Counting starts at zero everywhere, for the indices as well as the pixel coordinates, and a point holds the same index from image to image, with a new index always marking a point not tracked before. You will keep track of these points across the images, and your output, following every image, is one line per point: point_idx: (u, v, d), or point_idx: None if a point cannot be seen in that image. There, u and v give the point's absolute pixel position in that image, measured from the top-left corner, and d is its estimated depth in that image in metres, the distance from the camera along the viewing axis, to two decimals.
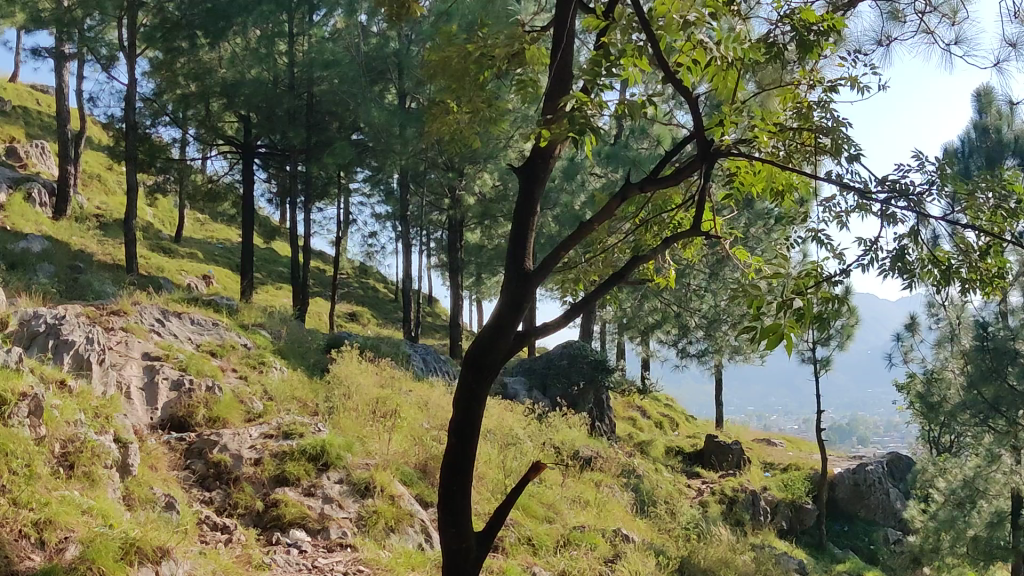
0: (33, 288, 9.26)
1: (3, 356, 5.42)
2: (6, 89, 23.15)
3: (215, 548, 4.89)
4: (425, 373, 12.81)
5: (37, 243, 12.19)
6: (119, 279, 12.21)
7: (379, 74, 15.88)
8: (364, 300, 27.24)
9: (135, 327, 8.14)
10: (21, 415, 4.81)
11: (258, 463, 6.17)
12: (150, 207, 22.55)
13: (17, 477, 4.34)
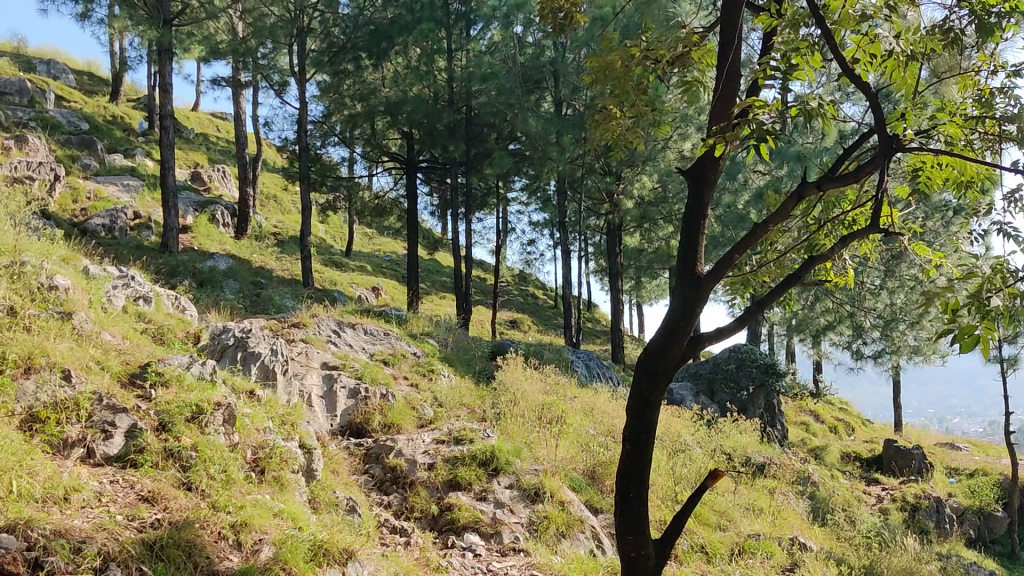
0: (221, 304, 9.86)
1: (198, 369, 5.81)
2: (189, 118, 24.77)
3: (395, 551, 5.08)
4: (590, 379, 12.81)
5: (222, 261, 12.94)
6: (297, 293, 12.81)
7: (536, 84, 16.07)
8: (525, 307, 27.54)
9: (314, 338, 8.57)
10: (216, 423, 5.18)
11: (432, 467, 6.36)
12: (321, 223, 23.57)
13: (216, 481, 4.66)
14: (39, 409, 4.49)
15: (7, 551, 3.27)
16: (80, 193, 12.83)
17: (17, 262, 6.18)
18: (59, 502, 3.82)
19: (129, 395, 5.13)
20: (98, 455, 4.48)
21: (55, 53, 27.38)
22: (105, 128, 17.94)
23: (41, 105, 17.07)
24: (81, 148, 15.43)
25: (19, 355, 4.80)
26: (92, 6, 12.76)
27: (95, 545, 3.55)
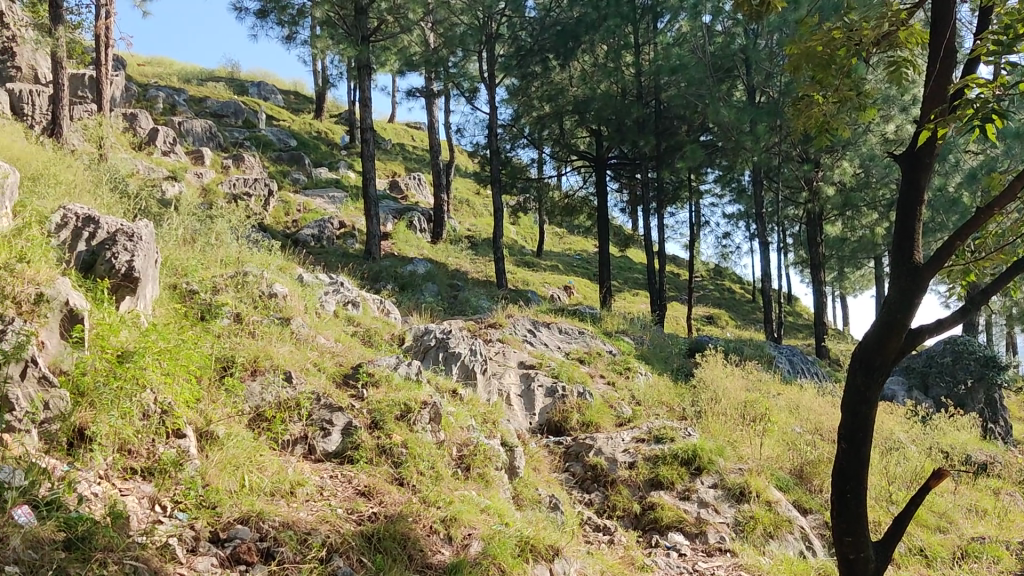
0: (423, 306, 10.22)
1: (405, 369, 6.04)
2: (386, 129, 25.81)
3: (600, 549, 5.09)
4: (794, 375, 12.39)
5: (422, 265, 13.39)
6: (493, 294, 13.08)
7: (727, 73, 15.71)
8: (721, 302, 27.00)
9: (510, 338, 8.74)
10: (423, 421, 5.35)
11: (633, 466, 6.34)
12: (513, 224, 23.99)
13: (426, 477, 4.80)
14: (265, 408, 4.81)
15: (243, 541, 3.53)
16: (290, 206, 13.62)
17: (239, 272, 6.65)
18: (286, 496, 4.07)
19: (345, 395, 5.41)
20: (318, 452, 4.74)
21: (264, 76, 29.23)
22: (311, 143, 18.98)
23: (253, 125, 18.28)
24: (290, 164, 16.39)
25: (246, 358, 5.16)
26: (296, 29, 13.53)
27: (319, 536, 3.75)
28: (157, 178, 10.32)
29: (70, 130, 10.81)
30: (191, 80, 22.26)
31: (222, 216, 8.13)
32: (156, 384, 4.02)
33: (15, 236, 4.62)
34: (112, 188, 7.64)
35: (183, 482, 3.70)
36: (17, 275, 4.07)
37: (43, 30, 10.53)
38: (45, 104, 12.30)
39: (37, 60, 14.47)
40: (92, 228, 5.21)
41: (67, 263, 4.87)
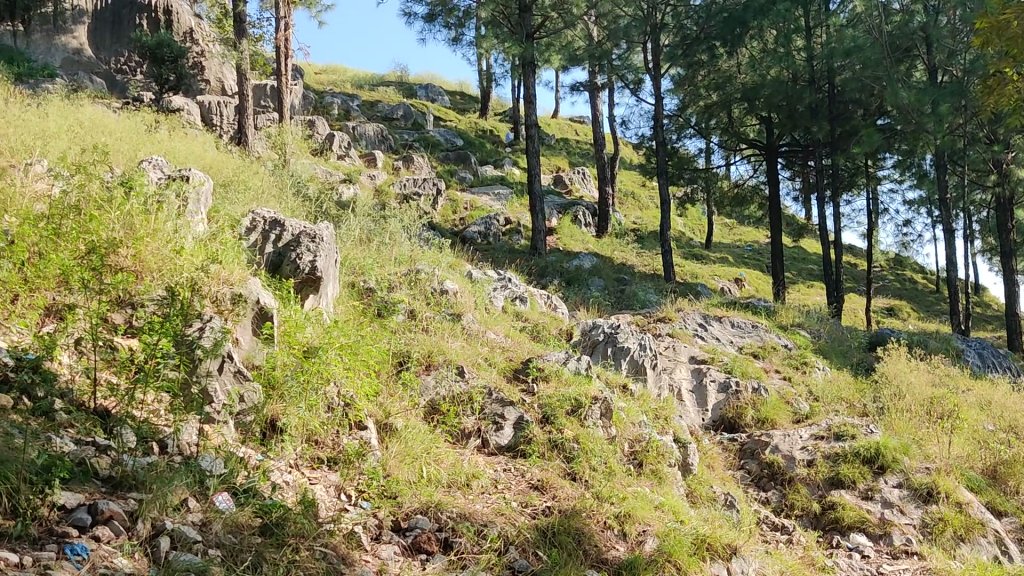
0: (590, 301, 10.24)
1: (575, 364, 6.05)
2: (550, 125, 26.00)
3: (778, 548, 4.96)
4: (984, 369, 11.67)
5: (588, 259, 13.39)
6: (661, 288, 12.93)
7: (906, 52, 14.95)
8: (901, 293, 25.75)
9: (680, 333, 8.63)
10: (594, 416, 5.33)
11: (812, 464, 6.13)
12: (680, 216, 23.67)
13: (599, 473, 4.78)
14: (440, 402, 4.94)
15: (423, 530, 3.63)
16: (458, 204, 13.91)
17: (413, 270, 6.86)
18: (462, 488, 4.17)
19: (516, 389, 5.50)
20: (492, 445, 4.83)
21: (432, 78, 29.94)
22: (477, 142, 19.32)
23: (422, 126, 18.79)
24: (458, 163, 16.75)
25: (421, 354, 5.32)
26: (463, 31, 13.83)
27: (495, 528, 3.81)
28: (335, 181, 10.77)
29: (254, 139, 11.44)
30: (363, 86, 23.08)
31: (396, 215, 8.40)
32: (339, 378, 4.19)
33: (210, 240, 4.95)
34: (295, 192, 8.05)
35: (366, 473, 3.84)
36: (213, 276, 4.36)
37: (229, 44, 11.18)
38: (231, 114, 13.04)
39: (223, 73, 15.36)
40: (278, 230, 5.49)
41: (256, 264, 5.18)
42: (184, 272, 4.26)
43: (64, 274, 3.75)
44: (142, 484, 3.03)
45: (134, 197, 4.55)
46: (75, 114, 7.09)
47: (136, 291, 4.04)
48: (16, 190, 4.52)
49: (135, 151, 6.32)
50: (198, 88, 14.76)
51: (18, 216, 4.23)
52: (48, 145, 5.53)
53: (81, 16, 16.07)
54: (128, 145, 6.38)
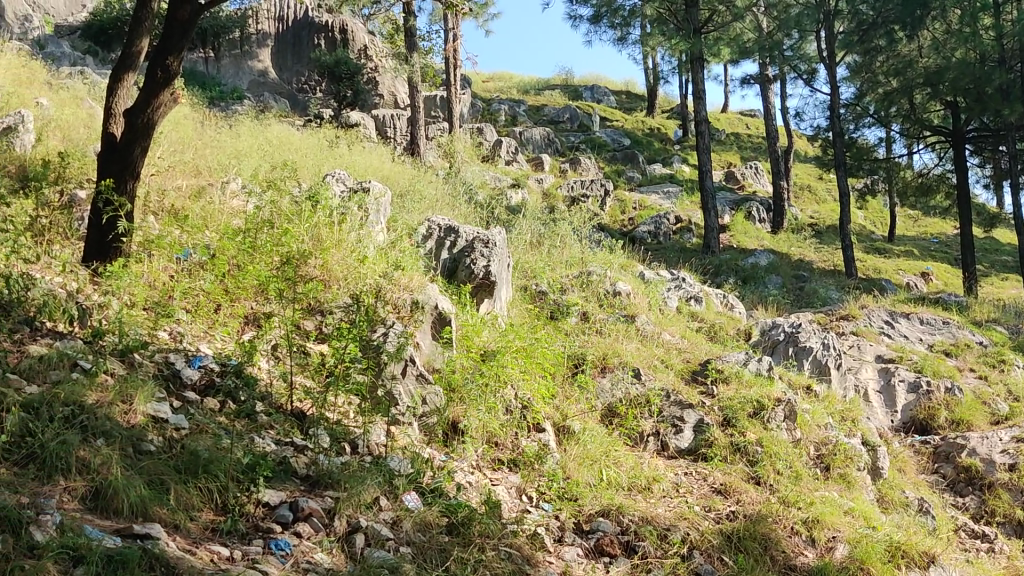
0: (768, 299, 9.98)
1: (756, 365, 5.87)
2: (719, 120, 25.51)
3: (980, 558, 4.69)
4: None
5: (764, 256, 13.02)
6: (843, 285, 12.43)
7: None
8: None
9: (865, 331, 8.29)
10: (778, 419, 5.17)
11: (1015, 469, 5.74)
12: (859, 210, 22.72)
13: (784, 477, 4.64)
14: (617, 405, 4.94)
15: (605, 533, 3.63)
16: (627, 204, 13.84)
17: (585, 272, 6.88)
18: (643, 491, 4.15)
19: (694, 391, 5.44)
20: (671, 448, 4.79)
21: (596, 79, 29.94)
22: (645, 141, 19.17)
23: (589, 128, 18.84)
24: (625, 163, 16.69)
25: (596, 356, 5.35)
26: (629, 30, 13.78)
27: (679, 532, 3.77)
28: (505, 186, 10.94)
29: (426, 148, 11.78)
30: (529, 91, 23.35)
31: (566, 218, 8.45)
32: (517, 380, 4.23)
33: (390, 248, 5.14)
34: (468, 200, 8.24)
35: (547, 474, 3.87)
36: (394, 282, 4.54)
37: (401, 58, 11.55)
38: (405, 126, 13.46)
39: (396, 86, 15.87)
40: (453, 237, 5.62)
41: (433, 271, 5.35)
42: (367, 279, 4.46)
43: (260, 284, 3.98)
44: (337, 483, 3.17)
45: (320, 209, 4.79)
46: (263, 133, 7.51)
47: (325, 299, 4.27)
48: (216, 207, 4.87)
49: (319, 165, 6.63)
50: (373, 102, 15.32)
51: (218, 232, 4.55)
52: (241, 163, 5.89)
53: (266, 39, 17.01)
54: (312, 160, 6.71)
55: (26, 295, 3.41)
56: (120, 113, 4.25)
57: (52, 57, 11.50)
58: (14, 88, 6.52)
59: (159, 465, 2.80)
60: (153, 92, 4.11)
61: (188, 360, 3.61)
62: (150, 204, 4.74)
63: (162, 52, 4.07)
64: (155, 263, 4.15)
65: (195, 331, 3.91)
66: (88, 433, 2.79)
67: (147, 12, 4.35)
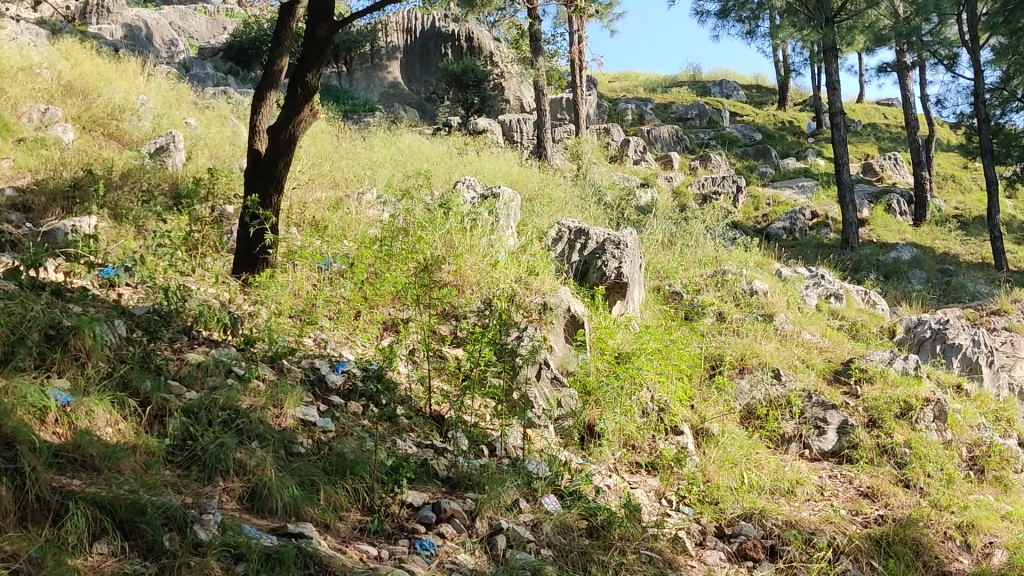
0: (912, 296, 9.61)
1: (902, 363, 5.65)
2: (855, 111, 24.70)
3: None
4: None
5: (907, 250, 12.51)
6: (993, 278, 11.80)
7: None
8: None
9: (1021, 326, 7.88)
10: (927, 419, 4.96)
11: None
12: (1009, 199, 21.59)
13: (935, 479, 4.45)
14: (756, 406, 4.87)
15: (748, 537, 3.57)
16: (761, 200, 13.51)
17: (719, 271, 6.79)
18: (786, 495, 4.07)
19: (836, 391, 5.30)
20: (815, 450, 4.67)
21: (725, 74, 29.41)
22: (776, 135, 18.72)
23: (718, 124, 18.55)
24: (757, 158, 16.34)
25: (733, 357, 5.29)
26: (757, 23, 13.52)
27: (824, 537, 3.67)
28: (635, 186, 10.89)
29: (554, 152, 11.85)
30: (656, 89, 23.14)
31: (699, 217, 8.36)
32: (653, 383, 4.19)
33: (521, 252, 5.20)
34: (598, 202, 8.26)
35: (687, 477, 3.83)
36: (527, 287, 4.59)
37: (527, 62, 11.64)
38: (532, 130, 13.55)
39: (522, 91, 15.97)
40: (583, 239, 5.63)
41: (565, 274, 5.38)
42: (500, 284, 4.53)
43: (397, 289, 4.05)
44: (477, 484, 3.22)
45: (452, 216, 4.88)
46: (396, 143, 7.71)
47: (460, 303, 4.35)
48: (354, 217, 5.03)
49: (450, 173, 6.77)
50: (500, 107, 15.52)
51: (356, 240, 4.69)
52: (376, 173, 6.06)
53: (395, 51, 17.40)
54: (444, 168, 6.86)
55: (183, 305, 3.61)
56: (264, 130, 4.47)
57: (196, 78, 12.08)
58: (165, 110, 6.90)
59: (309, 467, 2.91)
60: (294, 108, 4.26)
61: (331, 366, 3.74)
62: (292, 216, 4.95)
63: (301, 70, 4.22)
64: (299, 272, 4.33)
65: (337, 337, 4.05)
66: (244, 436, 2.93)
67: (287, 32, 4.54)
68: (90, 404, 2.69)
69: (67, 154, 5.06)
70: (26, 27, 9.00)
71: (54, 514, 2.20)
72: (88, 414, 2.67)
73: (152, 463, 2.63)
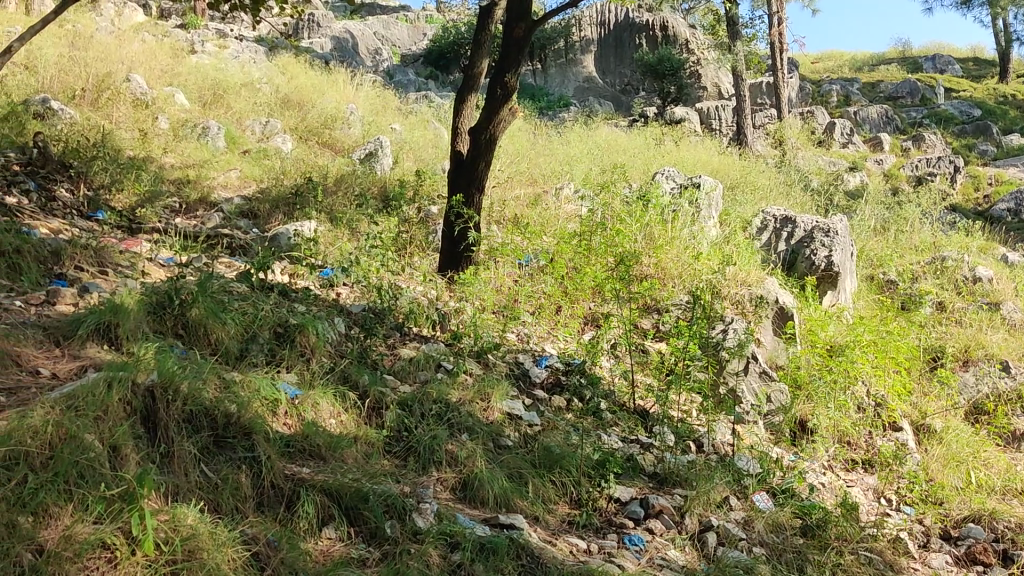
0: None
1: None
2: None
3: None
4: None
5: None
6: None
7: None
8: None
9: None
10: None
11: None
12: None
13: None
14: (983, 401, 4.57)
15: (977, 540, 3.35)
16: (981, 179, 12.54)
17: (938, 257, 6.41)
18: (1019, 496, 3.78)
19: None
20: None
21: (940, 47, 27.66)
22: (999, 110, 17.44)
23: (931, 101, 17.50)
24: (977, 136, 15.26)
25: (956, 349, 5.01)
26: None
27: None
28: (842, 170, 10.45)
29: (754, 139, 11.56)
30: (863, 68, 22.06)
31: (914, 201, 7.93)
32: (869, 376, 4.01)
33: (724, 243, 5.11)
34: (804, 189, 7.99)
35: (908, 476, 3.63)
36: (732, 279, 4.50)
37: (724, 48, 11.40)
38: (731, 116, 13.24)
39: (719, 77, 15.63)
40: (790, 227, 5.44)
41: (771, 265, 5.24)
42: (703, 275, 4.47)
43: (598, 284, 4.08)
44: (685, 481, 3.18)
45: (651, 208, 4.84)
46: (595, 137, 7.75)
47: (661, 297, 4.33)
48: (553, 212, 5.09)
49: (649, 165, 6.74)
50: (697, 96, 15.29)
51: (555, 235, 4.74)
52: (574, 168, 6.11)
53: (589, 45, 17.45)
54: (642, 160, 6.83)
55: (395, 303, 3.78)
56: (465, 131, 4.60)
57: (400, 84, 12.60)
58: (373, 117, 7.23)
59: (517, 461, 2.97)
60: (494, 108, 4.35)
61: (535, 360, 3.82)
62: (494, 214, 5.08)
63: (501, 72, 4.29)
64: (501, 269, 4.42)
65: (540, 332, 4.11)
66: (456, 428, 3.04)
67: (486, 35, 4.64)
68: (315, 397, 2.86)
69: (287, 162, 5.39)
70: (247, 46, 9.68)
71: (287, 500, 2.35)
72: (314, 407, 2.84)
73: (371, 453, 2.76)
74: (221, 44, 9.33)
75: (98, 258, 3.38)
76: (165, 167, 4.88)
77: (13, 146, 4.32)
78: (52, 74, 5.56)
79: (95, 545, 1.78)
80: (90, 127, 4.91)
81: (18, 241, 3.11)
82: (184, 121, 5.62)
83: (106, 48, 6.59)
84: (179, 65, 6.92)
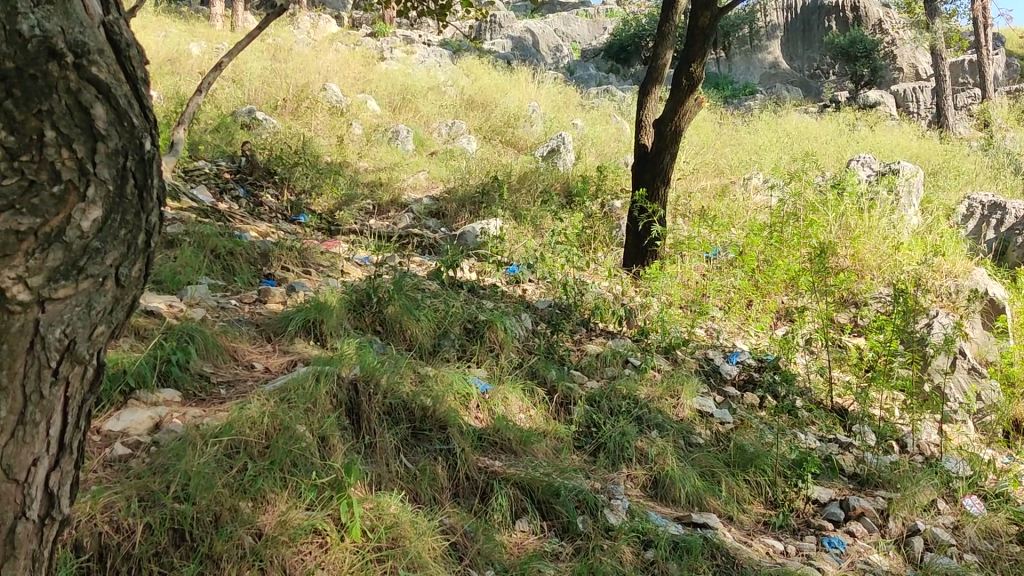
0: None
1: None
2: None
3: None
4: None
5: None
6: None
7: None
8: None
9: None
10: None
11: None
12: None
13: None
14: None
15: None
16: None
17: None
18: None
19: None
20: None
21: None
22: None
23: None
24: None
25: None
26: None
27: None
28: None
29: (955, 119, 10.89)
30: None
31: None
32: None
33: (927, 232, 4.84)
34: (1014, 171, 7.46)
35: None
36: (936, 270, 4.26)
37: (921, 26, 10.79)
38: (929, 98, 12.53)
39: (916, 57, 14.82)
40: (1000, 213, 5.08)
41: (980, 254, 4.92)
42: (906, 267, 4.25)
43: (792, 277, 3.95)
44: (889, 483, 3.03)
45: (847, 197, 4.65)
46: (783, 125, 7.52)
47: (860, 290, 4.16)
48: (741, 204, 4.97)
49: (841, 151, 6.47)
50: (891, 77, 14.56)
51: (744, 228, 4.62)
52: (762, 158, 5.95)
53: (775, 30, 16.99)
54: (834, 147, 6.57)
55: (581, 299, 3.79)
56: (649, 125, 4.56)
57: (580, 80, 12.65)
58: (555, 114, 7.30)
59: (710, 459, 2.92)
60: (680, 99, 4.27)
61: (725, 356, 3.75)
62: (679, 208, 5.01)
63: (686, 62, 4.17)
64: (688, 264, 4.35)
65: (730, 328, 4.03)
66: (645, 425, 3.02)
67: (671, 24, 4.55)
68: (505, 392, 2.91)
69: (473, 162, 5.52)
70: (433, 50, 9.98)
71: (482, 492, 2.40)
72: (504, 401, 2.89)
73: (561, 448, 2.79)
74: (408, 49, 9.66)
75: (303, 259, 3.57)
76: (359, 171, 5.09)
77: (225, 155, 4.64)
78: (257, 86, 5.91)
79: (308, 530, 1.87)
80: (292, 134, 5.20)
81: (231, 244, 3.32)
82: (376, 126, 5.85)
83: (305, 60, 6.96)
84: (370, 72, 7.21)
